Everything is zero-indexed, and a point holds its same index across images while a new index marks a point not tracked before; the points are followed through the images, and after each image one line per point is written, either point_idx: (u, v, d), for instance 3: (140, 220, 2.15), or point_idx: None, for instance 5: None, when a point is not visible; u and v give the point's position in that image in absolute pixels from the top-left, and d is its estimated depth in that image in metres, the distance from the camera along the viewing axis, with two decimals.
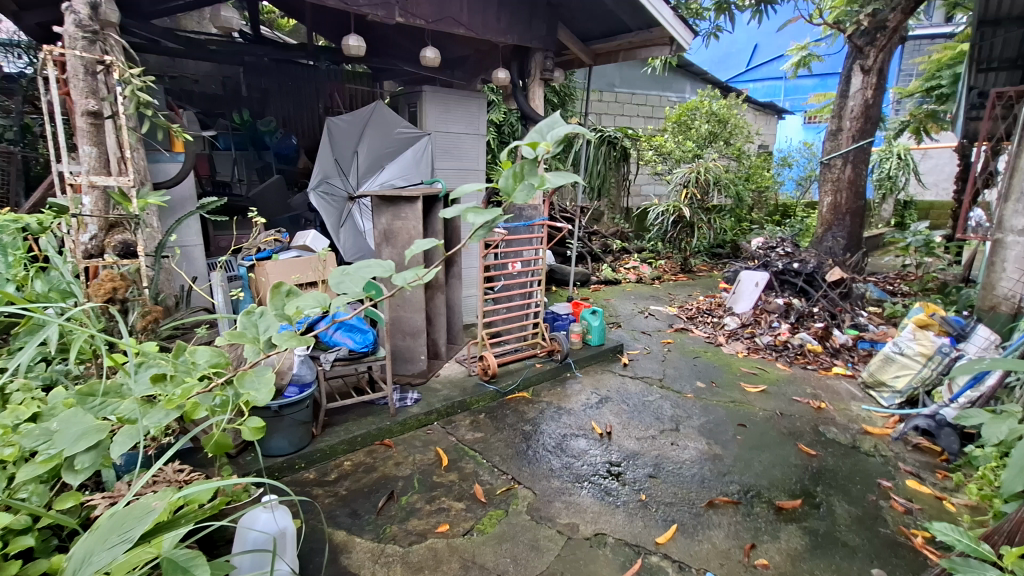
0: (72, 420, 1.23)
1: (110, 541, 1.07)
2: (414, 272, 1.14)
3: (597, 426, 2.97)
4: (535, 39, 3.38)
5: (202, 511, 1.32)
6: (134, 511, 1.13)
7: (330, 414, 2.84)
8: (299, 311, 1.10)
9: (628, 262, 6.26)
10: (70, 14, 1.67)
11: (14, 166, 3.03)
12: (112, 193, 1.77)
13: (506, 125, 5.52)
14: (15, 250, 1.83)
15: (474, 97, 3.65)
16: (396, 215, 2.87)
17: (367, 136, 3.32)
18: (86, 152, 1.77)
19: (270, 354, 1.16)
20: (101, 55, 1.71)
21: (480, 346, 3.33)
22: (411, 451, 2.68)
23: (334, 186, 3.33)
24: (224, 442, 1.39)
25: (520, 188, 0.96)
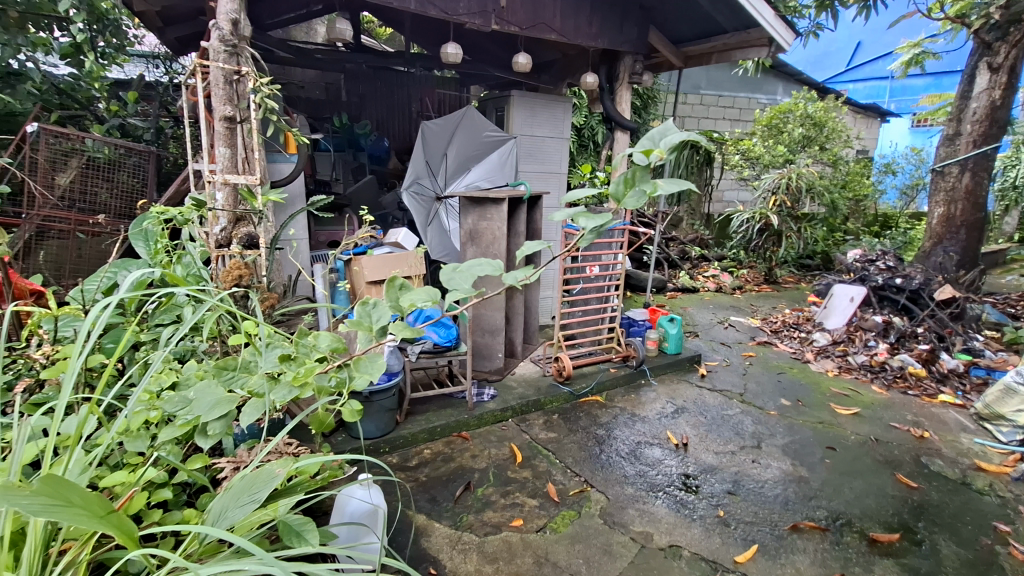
0: (208, 390, 1.38)
1: (242, 500, 1.19)
2: (523, 272, 1.20)
3: (672, 436, 2.91)
4: (625, 42, 3.37)
5: (312, 482, 1.43)
6: (261, 476, 1.24)
7: (413, 403, 2.99)
8: (412, 305, 1.19)
9: (707, 270, 6.06)
10: (215, 31, 1.88)
11: (151, 165, 3.45)
12: (241, 189, 1.97)
13: (587, 128, 5.51)
14: (158, 239, 2.07)
15: (559, 101, 3.71)
16: (482, 216, 2.97)
17: (457, 138, 3.44)
18: (221, 152, 1.96)
19: (381, 342, 1.27)
20: (239, 67, 1.91)
21: (556, 348, 3.36)
22: (487, 445, 2.76)
23: (424, 186, 3.45)
24: (328, 421, 1.50)
25: (631, 194, 0.98)
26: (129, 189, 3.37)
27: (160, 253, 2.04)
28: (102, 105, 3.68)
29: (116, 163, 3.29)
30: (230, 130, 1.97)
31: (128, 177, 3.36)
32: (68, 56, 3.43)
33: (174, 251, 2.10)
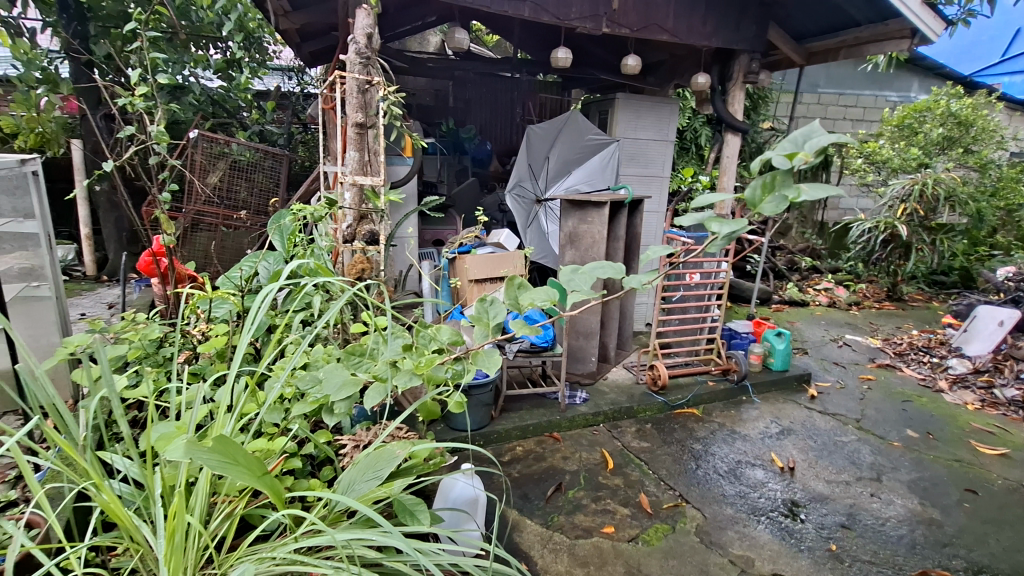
0: (335, 371, 1.50)
1: (367, 475, 1.29)
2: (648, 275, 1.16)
3: (777, 458, 2.72)
4: (742, 40, 3.21)
5: (425, 466, 1.52)
6: (384, 455, 1.33)
7: (507, 400, 3.06)
8: (531, 304, 1.24)
9: (819, 283, 5.60)
10: (352, 44, 2.05)
11: (284, 166, 3.79)
12: (368, 190, 2.15)
13: (690, 130, 5.31)
14: (292, 233, 2.29)
15: (665, 103, 3.63)
16: (582, 219, 2.97)
17: (560, 141, 3.50)
18: (351, 156, 2.14)
19: (496, 338, 1.33)
20: (371, 77, 2.07)
21: (651, 356, 3.27)
22: (578, 448, 2.76)
23: (525, 189, 3.57)
24: (435, 410, 1.57)
25: (769, 200, 0.94)
26: (264, 188, 3.75)
27: (293, 246, 2.26)
28: (246, 113, 4.16)
29: (255, 165, 3.68)
30: (360, 135, 2.15)
31: (265, 177, 3.74)
32: (221, 71, 3.91)
33: (304, 245, 2.31)
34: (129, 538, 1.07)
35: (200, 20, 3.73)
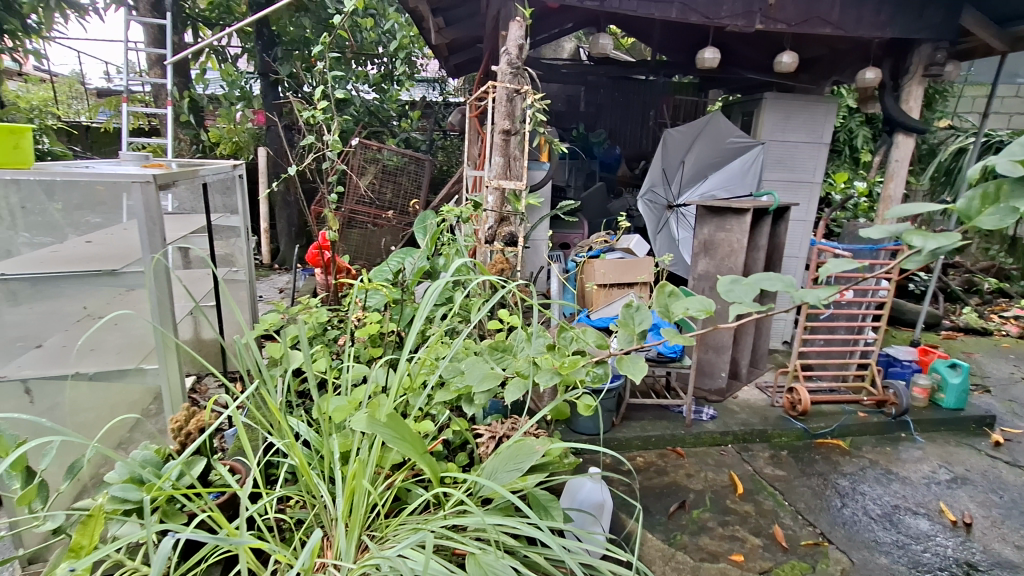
0: (477, 364, 1.58)
1: (509, 466, 1.35)
2: (829, 291, 1.04)
3: (947, 510, 2.35)
4: (926, 28, 2.83)
5: (561, 466, 1.55)
6: (524, 449, 1.38)
7: (628, 408, 3.02)
8: (685, 313, 1.20)
9: (1006, 310, 4.73)
10: (505, 56, 2.16)
11: (425, 170, 4.07)
12: (511, 194, 2.25)
13: (844, 131, 4.79)
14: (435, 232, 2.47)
15: (822, 101, 3.32)
16: (721, 226, 2.81)
17: (697, 145, 3.40)
18: (496, 160, 2.27)
19: (642, 345, 1.32)
20: (521, 86, 2.16)
21: (791, 377, 3.00)
22: (703, 467, 2.62)
23: (657, 195, 3.56)
24: (565, 411, 1.59)
25: (990, 212, 0.82)
26: (406, 191, 4.07)
27: (435, 245, 2.42)
28: (396, 122, 4.58)
29: (400, 169, 4.01)
30: (506, 141, 2.25)
31: (408, 181, 4.05)
32: (377, 84, 4.36)
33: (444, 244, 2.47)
34: (312, 493, 1.23)
35: (363, 40, 4.19)
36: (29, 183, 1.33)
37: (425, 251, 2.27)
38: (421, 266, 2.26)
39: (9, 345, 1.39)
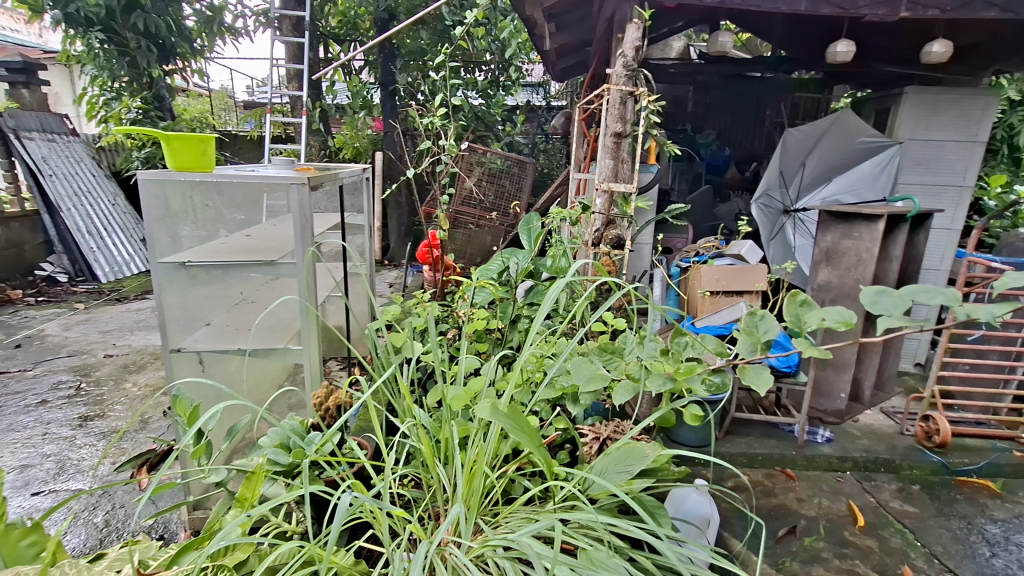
0: (583, 365, 1.58)
1: (619, 468, 1.34)
2: (1006, 308, 0.93)
3: None
4: None
5: (670, 474, 1.50)
6: (634, 451, 1.37)
7: (732, 423, 2.88)
8: (822, 325, 1.13)
9: None
10: (621, 58, 2.15)
11: (526, 172, 4.14)
12: (622, 197, 2.23)
13: (1001, 129, 4.20)
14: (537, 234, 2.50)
15: (977, 95, 3.03)
16: (847, 233, 2.57)
17: (821, 146, 3.16)
18: (606, 163, 2.27)
19: (767, 355, 1.27)
20: (636, 88, 2.14)
21: (926, 404, 2.69)
22: (816, 493, 2.42)
23: (773, 199, 3.31)
24: (670, 418, 1.55)
25: None
26: (508, 193, 4.19)
27: (537, 245, 2.47)
28: (501, 126, 4.75)
29: (502, 172, 4.13)
30: (617, 143, 2.24)
31: (510, 183, 4.17)
32: (484, 90, 4.54)
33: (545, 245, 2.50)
34: (433, 473, 1.31)
35: (474, 49, 4.40)
36: (207, 185, 1.53)
37: (529, 251, 2.33)
38: (525, 266, 2.32)
39: (184, 323, 1.60)
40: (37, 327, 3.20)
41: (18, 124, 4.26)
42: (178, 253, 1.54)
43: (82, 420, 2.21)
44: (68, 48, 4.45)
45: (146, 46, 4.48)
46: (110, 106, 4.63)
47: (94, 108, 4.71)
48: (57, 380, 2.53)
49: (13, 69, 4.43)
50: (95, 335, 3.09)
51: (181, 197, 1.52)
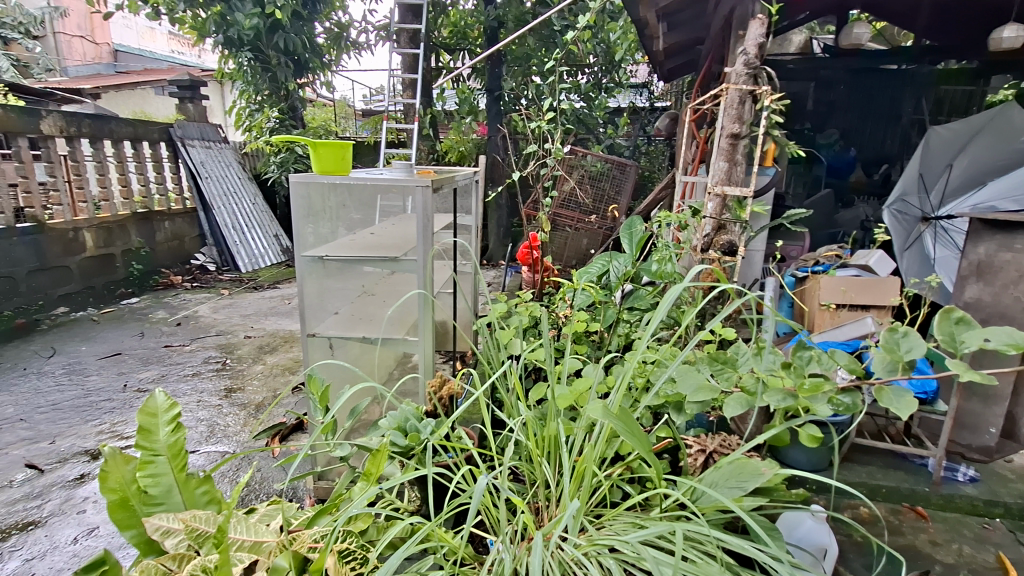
0: (690, 374, 1.52)
1: (731, 483, 1.28)
2: None
3: None
4: None
5: (788, 495, 1.39)
6: (748, 468, 1.29)
7: (851, 449, 2.62)
8: (983, 345, 1.02)
9: None
10: (742, 56, 2.07)
11: (627, 175, 4.12)
12: (736, 202, 2.14)
13: None
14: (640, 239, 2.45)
15: None
16: (1006, 245, 2.17)
17: (973, 145, 2.97)
18: (719, 166, 2.18)
19: (910, 376, 1.16)
20: (759, 86, 2.03)
21: None
22: (956, 538, 2.12)
23: (910, 205, 3.05)
24: (784, 437, 1.45)
25: None
26: (608, 195, 4.18)
27: (638, 250, 2.40)
28: (602, 129, 4.82)
29: (601, 175, 4.13)
30: (733, 145, 2.15)
31: (609, 186, 4.16)
32: (586, 94, 4.58)
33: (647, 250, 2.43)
34: (540, 468, 1.34)
35: (579, 54, 4.47)
36: (339, 187, 1.67)
37: (632, 256, 2.31)
38: (626, 270, 2.29)
39: (318, 310, 1.77)
40: (193, 308, 3.72)
41: (185, 133, 4.92)
42: (319, 247, 1.72)
43: (227, 391, 2.53)
44: (223, 67, 5.11)
45: (285, 62, 5.03)
46: (254, 116, 5.26)
47: (242, 118, 5.36)
48: (208, 355, 2.92)
49: (182, 86, 5.18)
50: (237, 318, 3.53)
51: (322, 197, 1.69)
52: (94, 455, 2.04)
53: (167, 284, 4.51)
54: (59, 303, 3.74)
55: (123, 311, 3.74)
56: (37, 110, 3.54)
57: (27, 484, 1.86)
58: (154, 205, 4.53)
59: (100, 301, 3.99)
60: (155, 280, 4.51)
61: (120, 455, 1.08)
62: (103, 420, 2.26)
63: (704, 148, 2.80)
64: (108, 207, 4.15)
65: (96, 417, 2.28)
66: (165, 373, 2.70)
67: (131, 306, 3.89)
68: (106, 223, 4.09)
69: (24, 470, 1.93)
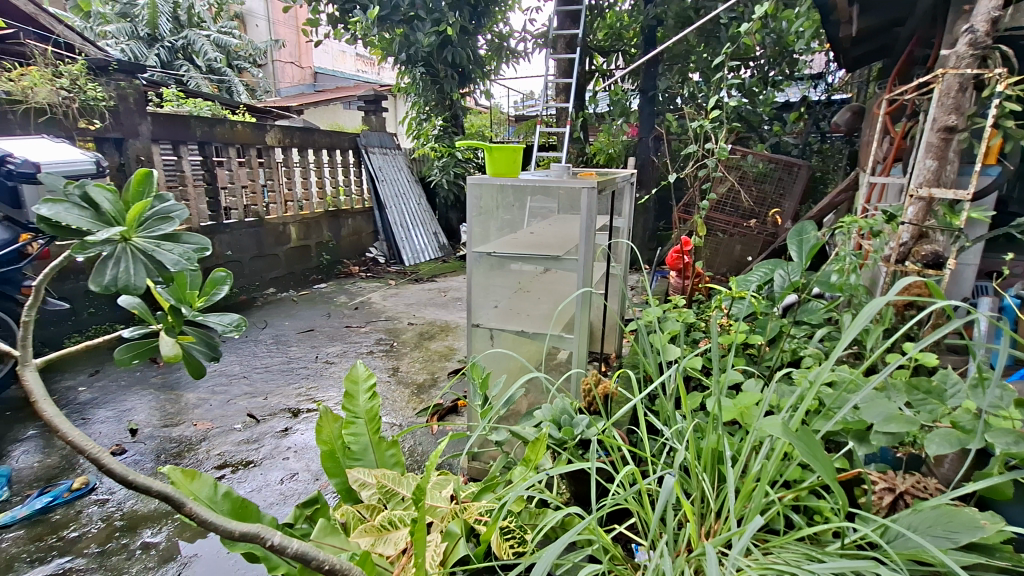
0: (880, 401, 1.33)
1: (937, 531, 1.09)
2: None
3: None
4: None
5: (1019, 559, 1.14)
6: (960, 517, 1.09)
7: None
8: None
9: None
10: (966, 35, 1.74)
11: (798, 179, 3.82)
12: (947, 207, 1.81)
13: None
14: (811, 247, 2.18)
15: None
16: None
17: None
18: (925, 165, 1.87)
19: None
20: (990, 69, 1.69)
21: None
22: None
23: None
24: (1007, 490, 1.21)
25: None
26: (770, 198, 3.91)
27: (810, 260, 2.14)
28: (768, 127, 4.51)
29: (765, 176, 3.90)
30: (946, 140, 1.83)
31: (771, 187, 3.91)
32: (751, 90, 4.35)
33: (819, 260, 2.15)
34: (700, 481, 1.27)
35: (745, 48, 4.20)
36: (507, 189, 1.78)
37: (803, 266, 2.08)
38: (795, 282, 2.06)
39: (481, 303, 1.90)
40: (367, 295, 4.24)
41: (368, 142, 5.61)
42: (485, 245, 1.84)
43: (395, 369, 2.85)
44: (399, 82, 5.74)
45: (451, 74, 5.52)
46: (422, 125, 5.83)
47: (412, 127, 5.96)
48: (379, 337, 3.30)
49: (368, 101, 5.94)
50: (403, 306, 3.94)
51: (493, 198, 1.81)
52: (294, 412, 2.44)
53: (348, 272, 5.18)
54: (269, 285, 4.48)
55: (314, 294, 4.40)
56: (264, 125, 4.36)
57: (248, 430, 2.29)
58: (340, 204, 5.24)
59: (299, 284, 4.72)
60: (339, 269, 5.21)
61: (330, 413, 1.27)
62: (301, 384, 2.69)
63: (901, 145, 2.44)
64: (307, 205, 4.91)
65: (296, 381, 2.72)
66: (346, 349, 3.12)
67: (321, 290, 4.56)
68: (306, 219, 4.84)
69: (246, 418, 2.38)
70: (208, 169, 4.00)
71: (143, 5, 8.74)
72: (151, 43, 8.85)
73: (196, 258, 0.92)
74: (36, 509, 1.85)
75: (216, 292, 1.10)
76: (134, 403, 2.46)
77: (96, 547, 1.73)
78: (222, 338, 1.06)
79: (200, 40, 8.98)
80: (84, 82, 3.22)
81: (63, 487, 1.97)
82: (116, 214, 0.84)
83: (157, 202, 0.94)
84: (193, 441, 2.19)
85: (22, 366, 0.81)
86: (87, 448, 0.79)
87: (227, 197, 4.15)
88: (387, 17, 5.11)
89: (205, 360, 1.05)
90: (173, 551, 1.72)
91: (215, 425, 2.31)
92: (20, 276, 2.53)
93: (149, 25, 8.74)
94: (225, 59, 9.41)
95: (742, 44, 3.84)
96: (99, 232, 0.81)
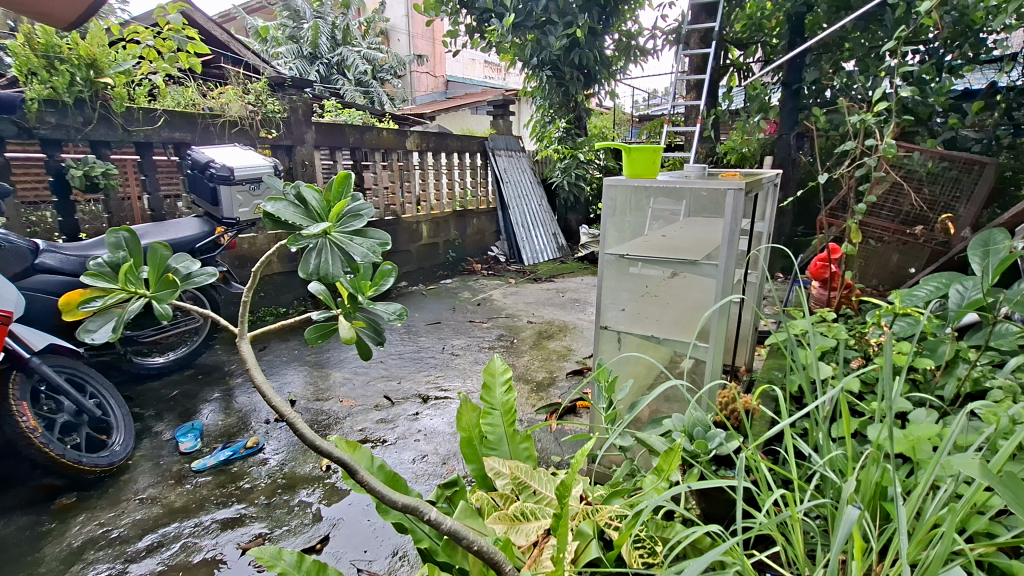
0: None
1: None
2: None
3: None
4: None
5: None
6: None
7: None
8: None
9: None
10: None
11: (982, 184, 3.30)
12: None
13: None
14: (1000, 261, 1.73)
15: None
16: None
17: None
18: None
19: None
20: None
21: None
22: None
23: None
24: None
25: None
26: (942, 202, 3.44)
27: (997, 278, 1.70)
28: (940, 119, 3.96)
29: (936, 176, 3.45)
30: None
31: (941, 189, 3.44)
32: (920, 78, 3.83)
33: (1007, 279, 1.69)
34: (863, 517, 1.12)
35: (916, 31, 3.71)
36: (644, 189, 1.74)
37: (989, 282, 1.69)
38: (979, 300, 1.71)
39: (609, 304, 1.88)
40: (489, 292, 4.42)
41: (495, 145, 5.82)
42: (619, 246, 1.82)
43: (516, 365, 2.94)
44: (526, 86, 5.90)
45: (577, 76, 5.56)
46: (546, 127, 5.94)
47: (536, 129, 6.09)
48: (500, 333, 3.43)
49: (497, 105, 6.19)
50: (522, 304, 4.04)
51: (627, 199, 1.78)
52: (423, 399, 2.61)
53: (470, 269, 5.43)
54: (403, 278, 4.85)
55: (441, 288, 4.69)
56: (405, 130, 4.74)
57: (384, 410, 2.50)
58: (466, 203, 5.52)
59: (427, 279, 5.04)
60: (463, 266, 5.48)
61: (469, 403, 1.34)
62: (430, 372, 2.88)
63: None
64: (438, 206, 5.24)
65: (426, 369, 2.92)
66: (470, 343, 3.28)
67: (446, 285, 4.83)
68: (436, 218, 5.16)
69: (383, 399, 2.60)
70: (356, 172, 4.45)
71: (308, 27, 9.96)
72: (313, 60, 10.09)
73: (379, 252, 1.02)
74: (220, 460, 2.20)
75: (383, 283, 1.22)
76: (292, 377, 2.81)
77: (264, 498, 2.00)
78: (385, 324, 1.18)
79: (352, 56, 10.04)
80: (265, 97, 3.74)
81: (240, 444, 2.33)
82: (319, 211, 0.98)
83: (350, 202, 1.06)
84: (340, 416, 2.44)
85: (238, 337, 0.96)
86: (284, 411, 0.91)
87: (371, 198, 4.58)
88: (521, 24, 5.29)
89: (371, 343, 1.18)
90: (321, 511, 1.93)
91: (358, 402, 2.57)
92: (215, 263, 3.00)
93: (312, 44, 9.95)
94: (371, 71, 10.40)
95: (914, 26, 3.39)
96: (309, 226, 0.94)
